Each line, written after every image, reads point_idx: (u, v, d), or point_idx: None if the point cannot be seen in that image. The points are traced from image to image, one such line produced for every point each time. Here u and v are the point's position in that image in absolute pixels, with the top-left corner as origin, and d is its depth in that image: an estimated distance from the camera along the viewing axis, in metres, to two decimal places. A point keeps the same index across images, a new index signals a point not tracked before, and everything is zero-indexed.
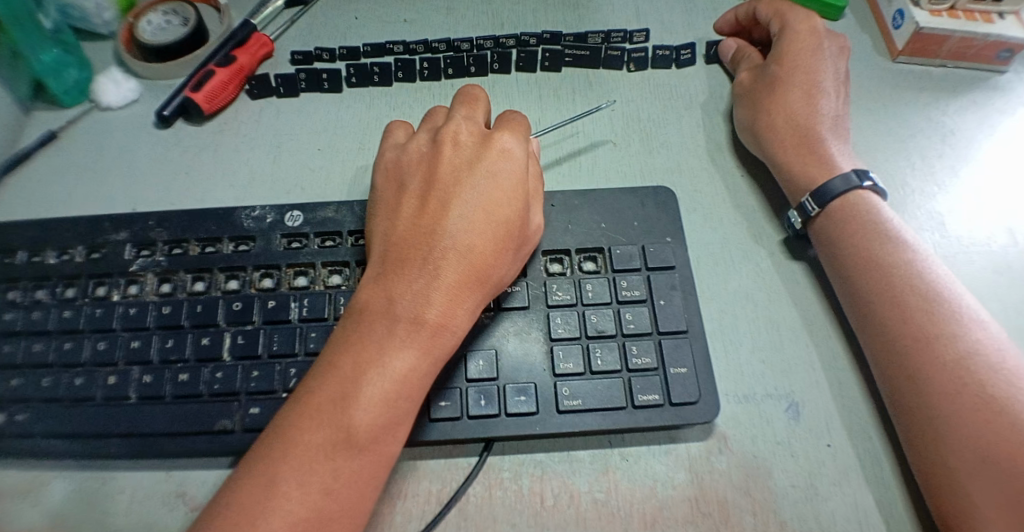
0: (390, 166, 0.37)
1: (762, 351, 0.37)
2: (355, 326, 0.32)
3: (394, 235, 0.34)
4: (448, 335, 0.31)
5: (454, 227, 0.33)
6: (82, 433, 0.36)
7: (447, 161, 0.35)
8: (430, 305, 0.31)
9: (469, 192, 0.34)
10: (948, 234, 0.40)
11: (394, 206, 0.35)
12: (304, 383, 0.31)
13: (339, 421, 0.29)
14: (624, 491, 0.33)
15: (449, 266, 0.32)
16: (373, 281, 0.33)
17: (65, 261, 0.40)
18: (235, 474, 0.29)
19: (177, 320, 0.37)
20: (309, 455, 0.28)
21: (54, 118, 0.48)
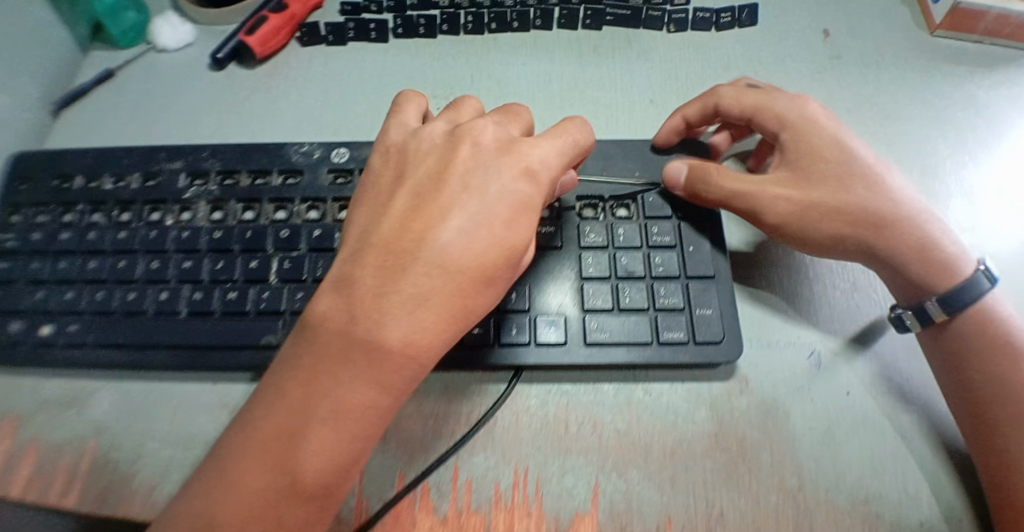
0: (385, 154, 0.32)
1: (786, 303, 0.38)
2: (310, 348, 0.28)
3: (371, 242, 0.29)
4: (412, 370, 0.28)
5: (436, 245, 0.28)
6: (133, 344, 0.38)
7: (454, 164, 0.30)
8: (397, 336, 0.27)
9: (464, 205, 0.29)
10: (976, 203, 0.41)
11: (374, 205, 0.30)
12: (251, 408, 0.28)
13: (283, 466, 0.27)
14: (645, 424, 0.35)
15: (425, 291, 0.28)
16: (332, 298, 0.29)
17: (120, 187, 0.42)
18: (173, 501, 0.28)
19: (227, 244, 0.39)
20: (246, 500, 0.26)
21: (112, 58, 0.51)
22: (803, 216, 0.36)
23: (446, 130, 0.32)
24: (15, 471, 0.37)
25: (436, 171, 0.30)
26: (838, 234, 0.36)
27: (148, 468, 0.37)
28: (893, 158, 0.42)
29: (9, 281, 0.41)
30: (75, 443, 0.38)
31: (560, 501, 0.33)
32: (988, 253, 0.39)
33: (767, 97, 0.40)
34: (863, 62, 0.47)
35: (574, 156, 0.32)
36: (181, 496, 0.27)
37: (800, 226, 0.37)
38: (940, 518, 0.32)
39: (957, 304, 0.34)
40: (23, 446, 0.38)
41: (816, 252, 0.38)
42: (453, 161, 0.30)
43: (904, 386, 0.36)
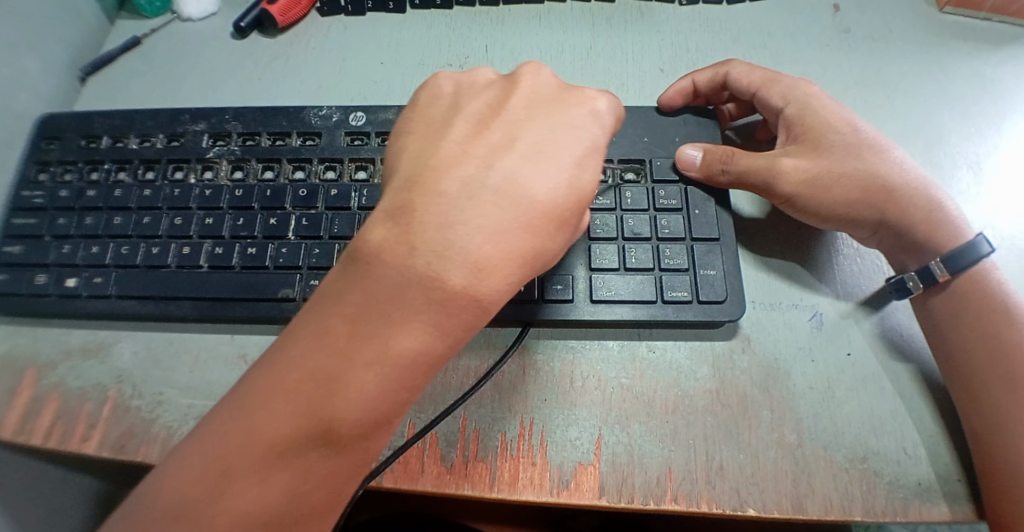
0: (435, 95, 0.32)
1: (790, 268, 0.39)
2: (358, 285, 0.27)
3: (423, 175, 0.28)
4: (463, 319, 0.27)
5: (495, 188, 0.27)
6: (156, 295, 0.40)
7: (508, 108, 0.30)
8: (455, 275, 0.26)
9: (524, 149, 0.28)
10: (980, 173, 0.41)
11: (428, 141, 0.30)
12: (291, 348, 0.27)
13: (323, 410, 0.26)
14: (649, 380, 0.36)
15: (484, 233, 0.27)
16: (386, 229, 0.27)
17: (145, 147, 0.44)
18: (198, 438, 0.27)
19: (248, 202, 0.41)
20: (282, 442, 0.26)
21: (138, 26, 0.53)
22: (814, 185, 0.37)
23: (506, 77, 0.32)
24: (40, 416, 0.39)
25: (492, 113, 0.30)
26: (847, 202, 0.37)
27: (168, 414, 0.38)
28: (898, 131, 0.43)
29: (36, 235, 0.42)
30: (97, 390, 0.39)
31: (564, 451, 0.34)
32: (990, 222, 0.40)
33: (774, 76, 0.41)
34: (871, 37, 0.47)
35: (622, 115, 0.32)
36: (204, 426, 0.27)
37: (810, 194, 0.37)
38: (935, 476, 0.33)
39: (958, 265, 0.35)
40: (47, 392, 0.40)
41: (832, 223, 0.38)
42: (512, 106, 0.30)
43: (905, 350, 0.36)
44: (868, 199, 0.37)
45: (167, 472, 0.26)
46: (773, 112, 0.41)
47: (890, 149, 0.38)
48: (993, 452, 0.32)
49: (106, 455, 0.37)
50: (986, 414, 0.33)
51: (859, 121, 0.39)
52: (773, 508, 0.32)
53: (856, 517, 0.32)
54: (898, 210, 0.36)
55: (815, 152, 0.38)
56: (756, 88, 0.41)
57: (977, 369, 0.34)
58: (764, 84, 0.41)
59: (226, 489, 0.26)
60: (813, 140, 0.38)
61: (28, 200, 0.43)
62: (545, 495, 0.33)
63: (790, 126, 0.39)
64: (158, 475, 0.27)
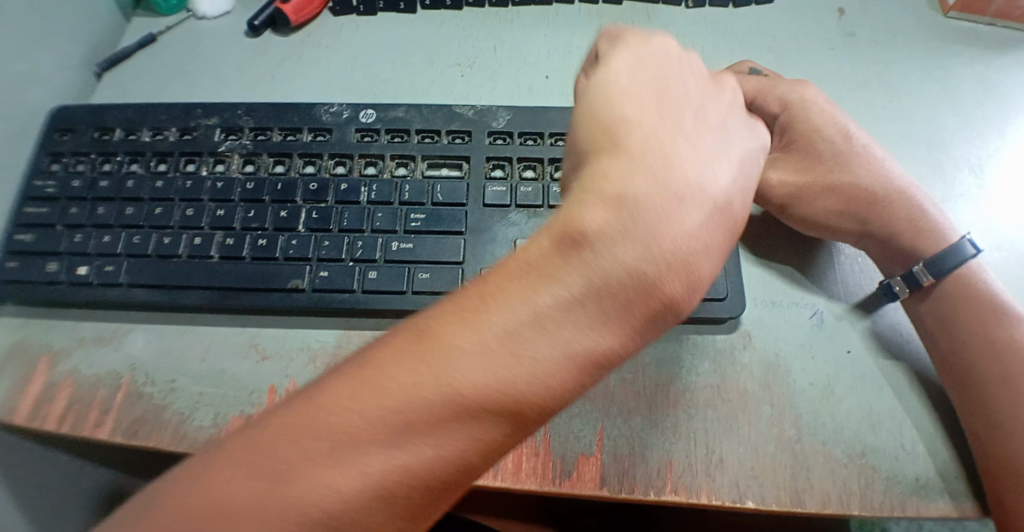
0: (628, 64, 0.28)
1: (791, 268, 0.40)
2: (578, 265, 0.24)
3: (638, 162, 0.25)
4: (634, 323, 0.24)
5: (692, 192, 0.25)
6: (167, 284, 0.41)
7: (694, 118, 0.28)
8: (675, 277, 0.24)
9: (717, 160, 0.27)
10: (981, 175, 0.42)
11: (636, 120, 0.26)
12: (489, 317, 0.24)
13: (503, 396, 0.23)
14: (651, 373, 0.37)
15: (693, 242, 0.25)
16: (608, 211, 0.24)
17: (159, 140, 0.45)
18: (345, 388, 0.23)
19: (259, 195, 0.41)
20: (441, 420, 0.23)
21: (153, 24, 0.54)
22: (800, 195, 0.38)
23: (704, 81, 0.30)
24: (53, 401, 0.40)
25: (671, 109, 0.28)
26: (834, 211, 0.38)
27: (179, 402, 0.39)
28: (901, 133, 0.44)
29: (49, 224, 0.43)
30: (110, 377, 0.40)
31: (567, 442, 0.35)
32: (991, 223, 0.40)
33: (769, 82, 0.41)
34: (875, 40, 0.48)
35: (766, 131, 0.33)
36: (322, 388, 0.24)
37: (798, 204, 0.38)
38: (934, 472, 0.34)
39: (940, 268, 0.36)
40: (61, 378, 0.40)
41: (819, 231, 0.39)
42: (704, 115, 0.28)
43: (900, 349, 0.37)
44: (856, 206, 0.38)
45: (291, 417, 0.23)
46: (770, 116, 0.41)
47: (882, 158, 0.39)
48: (992, 447, 0.33)
49: (118, 440, 0.38)
50: (982, 410, 0.33)
51: (852, 130, 0.39)
52: (771, 501, 0.33)
53: (855, 512, 0.33)
54: (884, 218, 0.37)
55: (807, 162, 0.39)
56: (751, 98, 0.41)
57: (973, 366, 0.34)
58: (758, 94, 0.41)
59: (343, 463, 0.22)
60: (804, 148, 0.39)
61: (42, 190, 0.44)
62: (547, 485, 0.34)
63: (787, 129, 0.40)
64: (284, 415, 0.23)
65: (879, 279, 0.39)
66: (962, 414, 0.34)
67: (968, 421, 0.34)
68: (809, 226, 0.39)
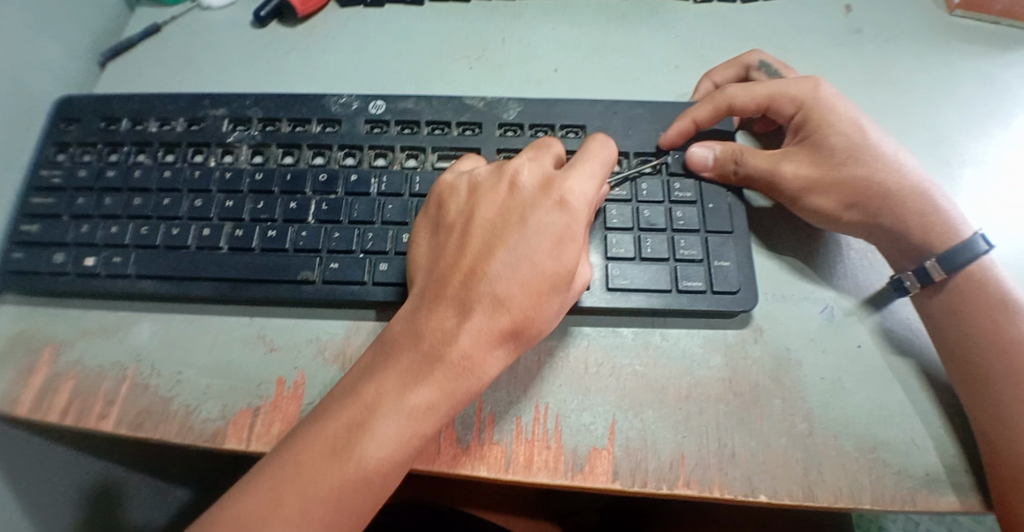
0: (493, 186, 0.33)
1: (803, 262, 0.40)
2: (381, 364, 0.31)
3: (443, 277, 0.32)
4: (442, 384, 0.30)
5: (515, 278, 0.31)
6: (174, 276, 0.40)
7: (487, 218, 0.32)
8: (457, 342, 0.30)
9: (552, 247, 0.31)
10: (987, 171, 0.42)
11: (431, 240, 0.34)
12: (324, 406, 0.31)
13: (343, 462, 0.29)
14: (663, 367, 0.36)
15: (461, 329, 0.30)
16: (410, 305, 0.32)
17: (166, 130, 0.44)
18: (247, 478, 0.30)
19: (268, 186, 0.41)
20: (313, 491, 0.28)
21: (157, 14, 0.53)
22: (813, 188, 0.38)
23: (532, 176, 0.33)
24: (57, 393, 0.39)
25: (486, 219, 0.33)
26: (845, 204, 0.38)
27: (186, 394, 0.38)
28: (908, 129, 0.44)
29: (54, 215, 0.42)
30: (114, 368, 0.40)
31: (579, 435, 0.35)
32: (998, 219, 0.41)
33: (779, 83, 0.40)
34: (882, 37, 0.48)
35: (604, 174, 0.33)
36: (261, 465, 0.30)
37: (811, 196, 0.38)
38: (943, 467, 0.34)
39: (954, 264, 0.36)
40: (64, 369, 0.40)
41: (830, 223, 0.39)
42: (543, 208, 0.32)
43: (911, 344, 0.37)
44: (872, 202, 0.37)
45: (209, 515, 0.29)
46: (783, 118, 0.40)
47: (897, 152, 0.39)
48: (997, 443, 0.33)
49: (123, 432, 0.38)
50: (988, 405, 0.33)
51: (867, 125, 0.39)
52: (783, 495, 0.33)
53: (866, 506, 0.33)
54: (894, 213, 0.37)
55: (821, 153, 0.38)
56: (764, 106, 0.40)
57: (981, 360, 0.34)
58: (770, 100, 0.40)
59: (272, 525, 0.28)
60: (818, 142, 0.38)
61: (47, 179, 0.43)
62: (559, 478, 0.34)
63: (801, 122, 0.39)
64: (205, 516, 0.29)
65: (886, 275, 0.39)
66: (969, 409, 0.34)
67: (973, 415, 0.34)
68: (824, 218, 0.39)
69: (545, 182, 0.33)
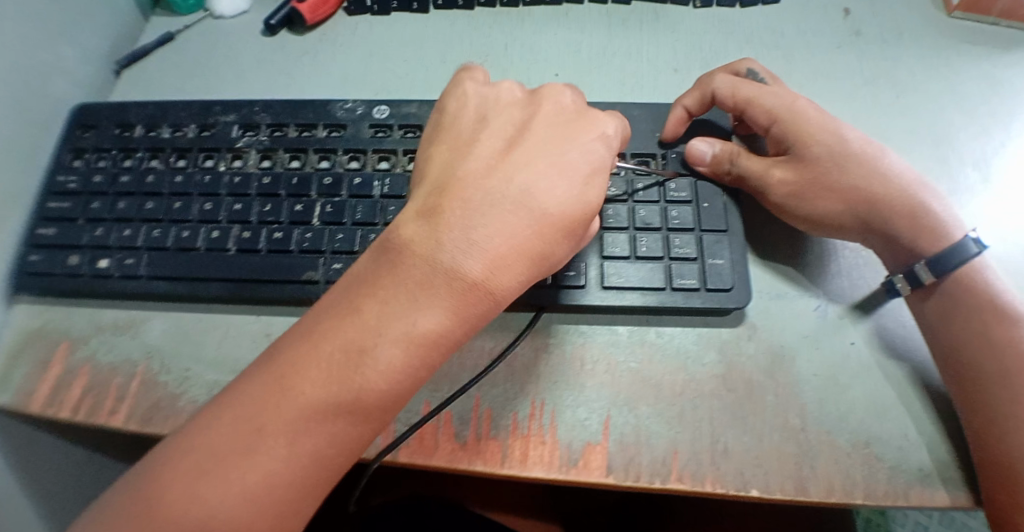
0: (526, 107, 0.33)
1: (797, 262, 0.40)
2: (390, 278, 0.30)
3: (459, 189, 0.30)
4: (454, 308, 0.29)
5: (542, 199, 0.30)
6: (184, 276, 0.42)
7: (517, 135, 0.32)
8: (474, 264, 0.29)
9: (583, 175, 0.31)
10: (986, 171, 0.43)
11: (449, 152, 0.32)
12: (322, 322, 0.30)
13: (344, 383, 0.28)
14: (658, 363, 0.37)
15: (481, 246, 0.29)
16: (423, 218, 0.30)
17: (178, 136, 0.46)
18: (239, 392, 0.29)
19: (275, 189, 0.42)
20: (309, 409, 0.28)
21: (172, 23, 0.55)
22: (799, 197, 0.38)
23: (568, 100, 0.33)
24: (73, 387, 0.41)
25: (514, 136, 0.32)
26: (831, 213, 0.38)
27: (194, 389, 0.40)
28: (906, 130, 0.44)
29: (71, 218, 0.44)
30: (126, 365, 0.41)
31: (574, 430, 0.36)
32: (997, 219, 0.41)
33: (760, 90, 0.40)
34: (881, 39, 0.49)
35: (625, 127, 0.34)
36: (245, 380, 0.30)
37: (797, 204, 0.38)
38: (936, 463, 0.34)
39: (944, 267, 0.35)
40: (79, 365, 0.41)
41: (818, 230, 0.39)
42: (582, 136, 0.32)
43: (904, 341, 0.37)
44: (863, 209, 0.37)
45: (200, 426, 0.29)
46: (761, 128, 0.40)
47: (880, 155, 0.38)
48: (985, 443, 0.33)
49: (135, 425, 0.39)
50: (976, 405, 0.33)
51: (849, 132, 0.39)
52: (775, 489, 0.33)
53: (858, 501, 0.33)
54: (881, 223, 0.37)
55: (806, 162, 0.38)
56: (742, 108, 0.40)
57: (971, 361, 0.34)
58: (748, 103, 0.40)
59: (261, 445, 0.28)
60: (799, 153, 0.38)
61: (65, 184, 0.45)
62: (555, 472, 0.35)
63: (781, 132, 0.39)
64: (199, 428, 0.29)
65: (880, 276, 0.39)
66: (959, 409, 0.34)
67: (964, 416, 0.34)
68: (812, 228, 0.39)
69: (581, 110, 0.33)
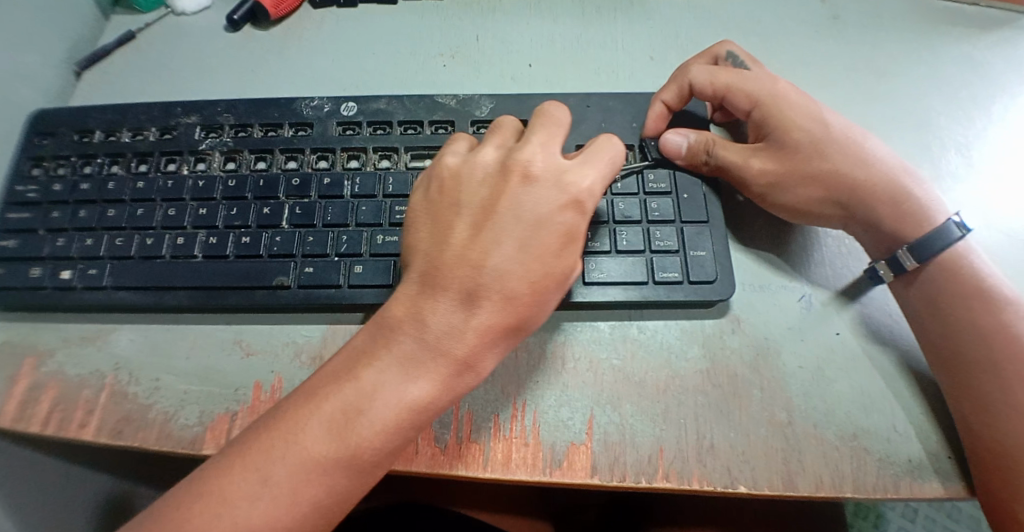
0: (497, 175, 0.32)
1: (781, 252, 0.39)
2: (383, 347, 0.31)
3: (441, 268, 0.31)
4: (443, 373, 0.30)
5: (515, 271, 0.30)
6: (150, 286, 0.40)
7: (493, 207, 0.31)
8: (461, 339, 0.30)
9: (557, 246, 0.31)
10: (969, 155, 0.42)
11: (429, 230, 0.33)
12: (319, 386, 0.30)
13: (342, 443, 0.29)
14: (641, 360, 0.36)
15: (462, 317, 0.30)
16: (412, 294, 0.31)
17: (139, 140, 0.44)
18: (238, 450, 0.29)
19: (242, 193, 0.41)
20: (309, 470, 0.28)
21: (133, 21, 0.53)
22: (779, 186, 0.37)
23: (550, 156, 0.32)
24: (38, 403, 0.39)
25: (489, 208, 0.32)
26: (812, 200, 0.37)
27: (164, 402, 0.38)
28: (888, 114, 0.44)
29: (31, 229, 0.42)
30: (93, 378, 0.40)
31: (557, 432, 0.35)
32: (979, 202, 0.40)
33: (738, 76, 0.39)
34: (860, 22, 0.48)
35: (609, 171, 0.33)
36: (251, 435, 0.30)
37: (778, 192, 0.37)
38: (926, 453, 0.33)
39: (926, 253, 0.35)
40: (44, 380, 0.40)
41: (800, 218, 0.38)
42: (541, 200, 0.31)
43: (890, 328, 0.37)
44: (844, 197, 0.36)
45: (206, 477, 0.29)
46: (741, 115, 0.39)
47: (859, 144, 0.37)
48: (971, 431, 0.32)
49: (104, 441, 0.38)
50: (965, 392, 0.33)
51: (830, 119, 0.38)
52: (764, 485, 0.33)
53: (848, 494, 0.33)
54: (864, 210, 0.36)
55: (786, 149, 0.37)
56: (721, 96, 0.39)
57: (961, 347, 0.33)
58: (727, 90, 0.39)
59: (263, 495, 0.28)
60: (779, 140, 0.37)
61: (23, 194, 0.43)
62: (538, 476, 0.34)
63: (760, 119, 0.38)
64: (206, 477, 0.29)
65: (863, 263, 0.38)
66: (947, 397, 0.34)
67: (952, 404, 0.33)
68: (794, 215, 0.38)
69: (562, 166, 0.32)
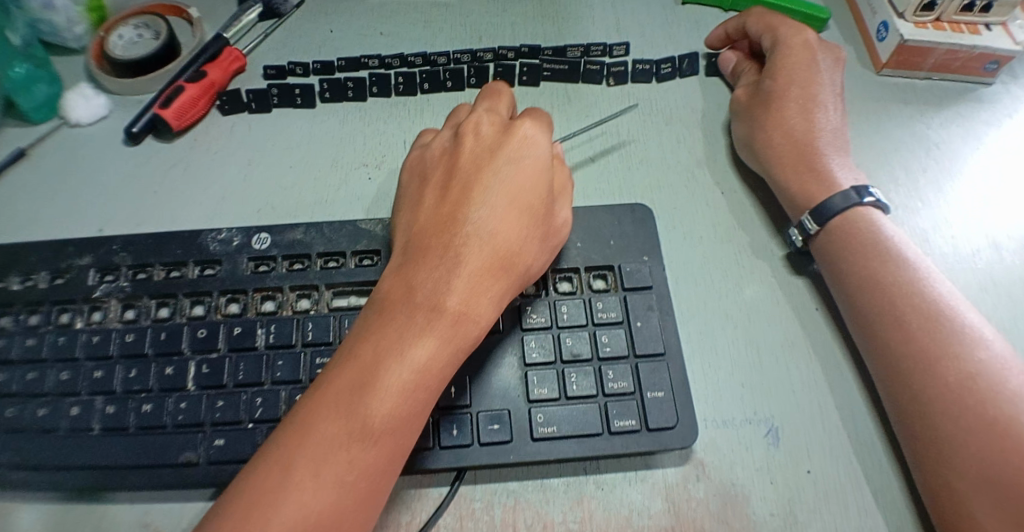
0: (456, 142, 0.35)
1: (743, 376, 0.36)
2: (376, 319, 0.30)
3: (421, 231, 0.33)
4: (440, 324, 0.30)
5: (494, 214, 0.32)
6: (48, 464, 0.35)
7: (461, 166, 0.34)
8: (452, 292, 0.30)
9: (527, 187, 0.33)
10: (931, 250, 0.39)
11: (407, 210, 0.35)
12: (323, 373, 0.30)
13: (353, 416, 0.28)
14: (600, 521, 0.33)
15: (453, 266, 0.31)
16: (399, 263, 0.32)
17: (29, 287, 0.39)
18: (253, 458, 0.28)
19: (141, 348, 0.36)
20: (324, 447, 0.27)
21: (22, 136, 0.46)
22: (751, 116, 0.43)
23: (494, 129, 0.35)
24: None
25: (456, 168, 0.34)
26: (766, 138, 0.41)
27: None
28: None
29: None
30: None
31: None
32: None
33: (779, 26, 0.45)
34: None
35: (546, 125, 0.36)
36: (266, 442, 0.29)
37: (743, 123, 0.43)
38: None
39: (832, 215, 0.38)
40: None
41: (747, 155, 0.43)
42: (502, 152, 0.34)
43: (863, 463, 0.34)
44: (791, 144, 0.41)
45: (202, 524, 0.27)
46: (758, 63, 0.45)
47: (821, 109, 0.42)
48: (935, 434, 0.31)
49: None
50: (916, 367, 0.33)
51: (817, 80, 0.43)
52: None
53: None
54: (851, 182, 0.40)
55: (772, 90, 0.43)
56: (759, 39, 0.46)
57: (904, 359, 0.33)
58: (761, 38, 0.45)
59: (283, 484, 0.26)
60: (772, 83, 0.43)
61: None
62: None
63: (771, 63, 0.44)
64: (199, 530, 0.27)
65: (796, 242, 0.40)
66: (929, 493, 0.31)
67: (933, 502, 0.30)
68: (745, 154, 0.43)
69: (507, 133, 0.35)
